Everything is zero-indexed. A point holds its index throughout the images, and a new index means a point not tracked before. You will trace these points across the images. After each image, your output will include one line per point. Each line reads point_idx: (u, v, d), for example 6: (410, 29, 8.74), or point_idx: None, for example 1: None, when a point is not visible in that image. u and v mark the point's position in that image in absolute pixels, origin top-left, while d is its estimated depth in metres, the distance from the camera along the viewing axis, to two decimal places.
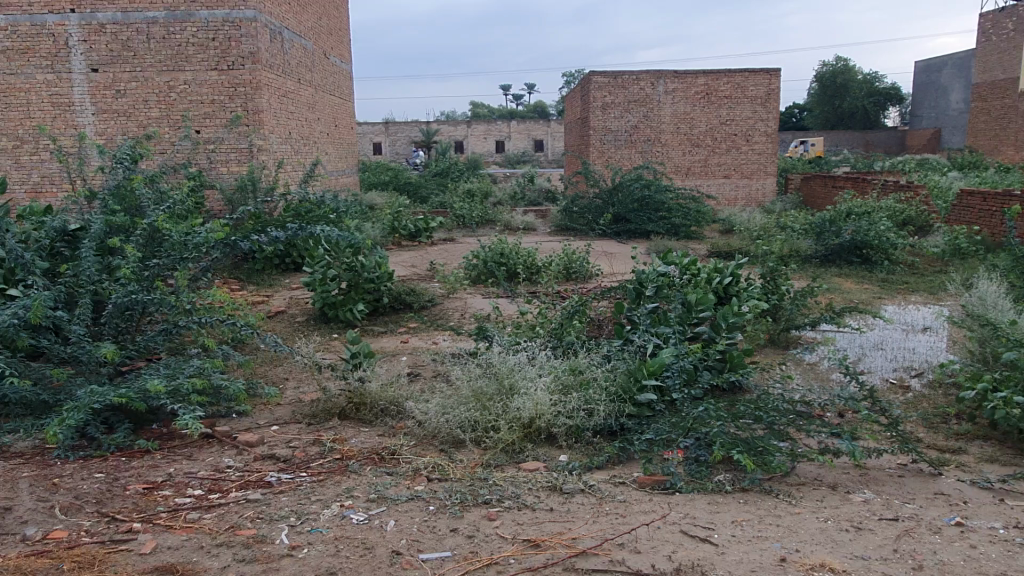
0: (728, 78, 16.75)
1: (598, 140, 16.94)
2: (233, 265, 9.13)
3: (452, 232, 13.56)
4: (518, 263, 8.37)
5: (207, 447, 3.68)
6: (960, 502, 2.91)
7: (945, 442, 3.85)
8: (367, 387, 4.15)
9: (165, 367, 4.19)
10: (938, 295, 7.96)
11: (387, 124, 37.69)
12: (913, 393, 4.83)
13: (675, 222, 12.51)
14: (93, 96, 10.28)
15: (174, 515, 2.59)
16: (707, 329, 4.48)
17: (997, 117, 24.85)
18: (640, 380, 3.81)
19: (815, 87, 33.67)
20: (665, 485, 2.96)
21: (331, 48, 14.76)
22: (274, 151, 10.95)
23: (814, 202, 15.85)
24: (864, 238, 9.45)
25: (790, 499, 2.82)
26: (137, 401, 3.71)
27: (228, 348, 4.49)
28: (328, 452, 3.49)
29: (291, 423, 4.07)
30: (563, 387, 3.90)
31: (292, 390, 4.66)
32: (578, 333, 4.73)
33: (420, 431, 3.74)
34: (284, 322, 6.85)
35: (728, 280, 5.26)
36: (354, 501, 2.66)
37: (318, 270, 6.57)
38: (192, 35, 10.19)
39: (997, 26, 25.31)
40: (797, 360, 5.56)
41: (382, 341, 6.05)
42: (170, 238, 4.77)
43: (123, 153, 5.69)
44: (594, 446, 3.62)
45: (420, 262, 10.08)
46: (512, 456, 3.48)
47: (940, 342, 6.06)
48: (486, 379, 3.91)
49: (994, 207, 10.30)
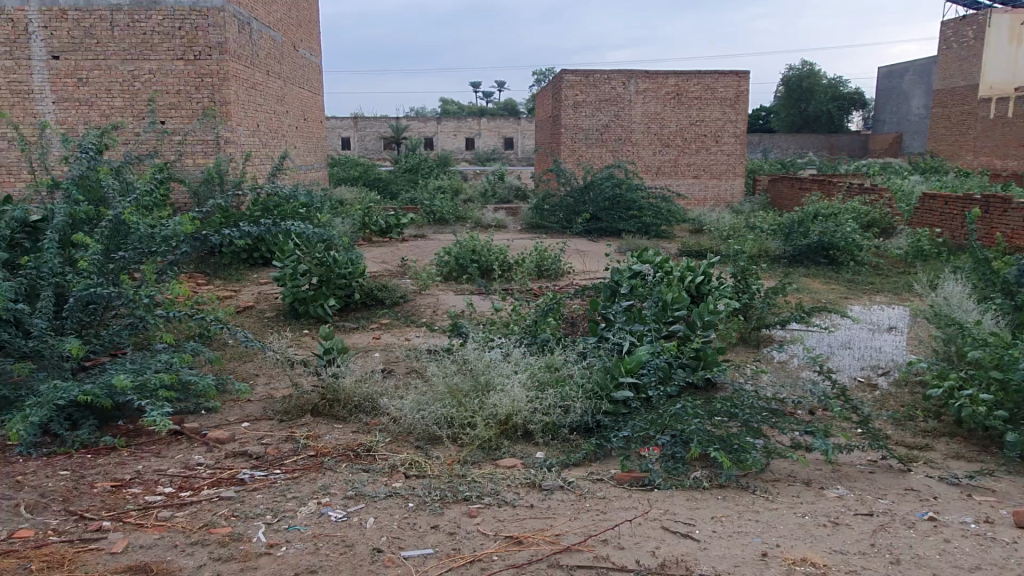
0: (698, 79, 16.92)
1: (569, 139, 16.99)
2: (199, 259, 8.96)
3: (423, 228, 13.50)
4: (491, 260, 8.35)
5: (176, 444, 3.60)
6: (931, 497, 2.97)
7: (914, 439, 3.93)
8: (341, 383, 4.10)
9: (132, 362, 4.08)
10: (903, 295, 8.14)
11: (356, 119, 37.32)
12: (880, 391, 4.92)
13: (646, 221, 12.59)
14: (54, 84, 9.98)
15: (145, 513, 2.52)
16: (682, 326, 4.51)
17: (956, 123, 25.50)
18: (617, 378, 3.80)
19: (782, 90, 34.16)
20: (643, 482, 2.96)
21: (300, 41, 14.56)
22: (242, 144, 10.78)
23: (781, 203, 16.11)
24: (831, 239, 9.64)
25: (767, 495, 2.84)
26: (103, 397, 3.61)
27: (198, 344, 4.40)
28: (302, 449, 3.44)
29: (262, 420, 4.00)
30: (539, 384, 3.88)
31: (262, 386, 4.58)
32: (553, 330, 4.72)
33: (395, 428, 3.70)
34: (253, 317, 6.74)
35: (700, 279, 5.31)
36: (331, 498, 2.62)
37: (288, 266, 6.49)
38: (158, 23, 9.99)
39: (957, 34, 26.02)
40: (768, 359, 5.63)
41: (354, 338, 5.98)
42: (138, 231, 4.67)
43: (88, 143, 5.55)
44: (570, 443, 3.61)
45: (391, 258, 10.01)
46: (488, 453, 3.46)
47: (904, 342, 6.20)
48: (461, 375, 3.89)
49: (955, 211, 10.56)
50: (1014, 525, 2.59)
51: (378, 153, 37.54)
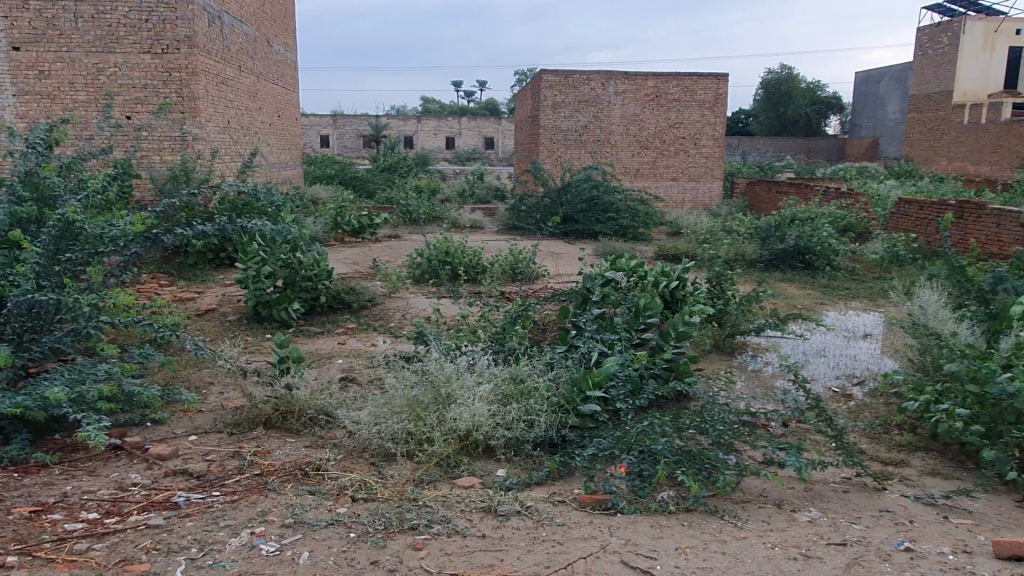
0: (677, 81, 16.86)
1: (548, 139, 16.83)
2: (163, 259, 8.68)
3: (398, 228, 13.26)
4: (463, 263, 8.17)
5: (114, 460, 3.38)
6: (906, 521, 2.84)
7: (889, 454, 3.81)
8: (295, 395, 3.89)
9: (72, 371, 3.86)
10: (879, 301, 8.08)
11: (335, 117, 36.90)
12: (855, 401, 4.82)
13: (623, 224, 12.48)
14: (13, 75, 9.60)
15: (59, 546, 2.33)
16: (654, 335, 4.36)
17: (930, 129, 25.73)
18: (584, 391, 3.63)
19: (761, 93, 34.31)
20: (606, 506, 2.79)
21: (274, 36, 14.26)
22: (211, 140, 10.49)
23: (758, 206, 16.10)
24: (807, 243, 9.57)
25: (735, 521, 2.69)
26: (35, 410, 3.38)
27: (145, 351, 4.18)
28: (247, 467, 3.24)
29: (211, 433, 3.80)
30: (503, 397, 3.70)
31: (215, 396, 4.37)
32: (521, 338, 4.55)
33: (349, 444, 3.51)
34: (214, 320, 6.50)
35: (675, 285, 5.16)
36: (266, 528, 2.43)
37: (251, 267, 6.22)
38: (124, 15, 9.67)
39: (932, 40, 26.24)
40: (741, 367, 5.51)
41: (317, 343, 5.78)
42: (85, 230, 4.43)
43: (37, 137, 5.27)
44: (533, 460, 3.43)
45: (362, 259, 9.80)
46: (446, 471, 3.28)
47: (880, 351, 6.10)
48: (421, 387, 3.70)
49: (930, 217, 10.54)
50: (993, 556, 2.47)
51: (357, 151, 37.18)
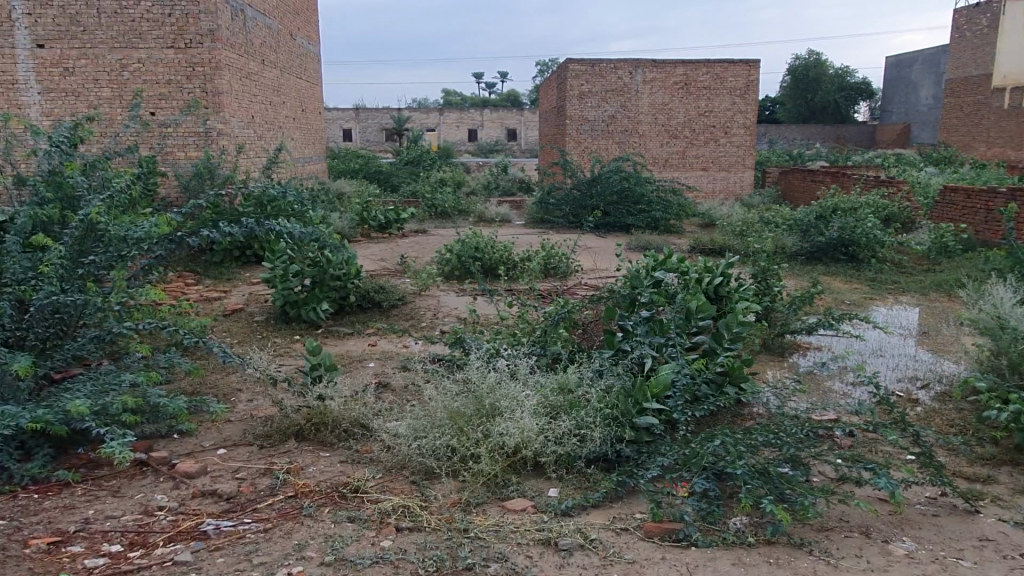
0: (707, 69, 16.41)
1: (574, 129, 16.47)
2: (189, 258, 8.53)
3: (424, 223, 13.03)
4: (494, 259, 7.92)
5: (139, 478, 3.17)
6: (1013, 554, 2.56)
7: (973, 469, 3.49)
8: (328, 405, 3.66)
9: (95, 380, 3.65)
10: (931, 296, 7.67)
11: (358, 111, 36.82)
12: (923, 407, 4.48)
13: (655, 216, 12.14)
14: (38, 73, 9.50)
15: None
16: (708, 338, 4.08)
17: (968, 113, 24.91)
18: (640, 403, 3.36)
19: (788, 80, 33.56)
20: (676, 537, 2.56)
21: (297, 29, 14.09)
22: (235, 136, 10.32)
23: (792, 196, 15.63)
24: (851, 235, 9.17)
25: (828, 558, 2.48)
26: (56, 425, 3.16)
27: (171, 358, 3.96)
28: (280, 486, 3.02)
29: (241, 446, 3.58)
30: (551, 409, 3.44)
31: (243, 405, 4.16)
32: (565, 342, 4.28)
33: (388, 460, 3.28)
34: (241, 321, 6.31)
35: (722, 281, 4.86)
36: (304, 566, 2.27)
37: (279, 266, 6.04)
38: (146, 10, 9.52)
39: (969, 22, 25.36)
40: (794, 369, 5.19)
41: (348, 345, 5.56)
42: (106, 232, 4.22)
43: (60, 135, 5.09)
44: (587, 479, 3.17)
45: (390, 255, 9.58)
46: (494, 491, 3.03)
47: (941, 351, 5.74)
48: (463, 398, 3.45)
49: (979, 205, 10.07)
50: None
51: (379, 144, 37.04)
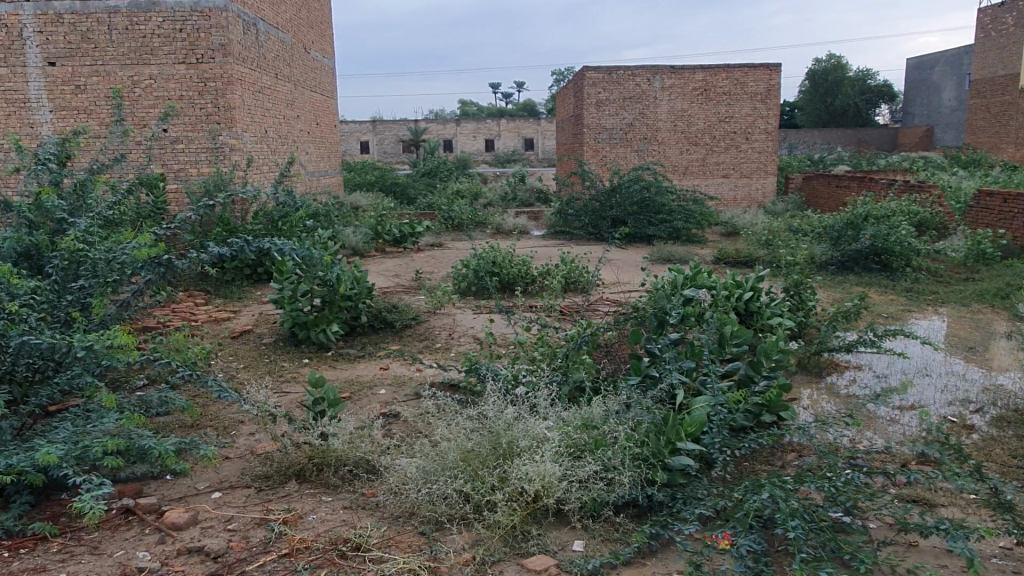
0: (727, 73, 16.04)
1: (591, 138, 16.16)
2: (199, 277, 8.30)
3: (440, 236, 12.74)
4: (512, 272, 7.59)
5: (122, 531, 2.90)
6: None
7: None
8: (330, 444, 3.34)
9: (77, 423, 3.36)
10: (972, 308, 7.23)
11: (375, 124, 36.82)
12: (980, 434, 4.06)
13: (677, 226, 11.77)
14: (50, 92, 9.37)
15: None
16: (742, 364, 3.72)
17: (996, 114, 24.23)
18: (672, 443, 3.05)
19: (806, 85, 33.07)
20: None
21: (310, 43, 13.90)
22: (248, 151, 10.10)
23: (817, 202, 15.18)
24: (884, 243, 8.74)
25: None
26: (32, 473, 2.91)
27: (163, 392, 3.65)
28: (274, 543, 2.77)
29: (239, 488, 3.29)
30: (575, 448, 3.12)
31: (244, 440, 3.88)
32: (589, 368, 3.92)
33: (394, 508, 2.99)
34: (249, 342, 6.05)
35: (749, 296, 4.55)
36: None
37: (286, 287, 5.70)
38: (158, 26, 9.36)
39: (995, 21, 24.73)
40: (833, 392, 4.79)
41: (358, 369, 5.28)
42: (89, 257, 3.90)
43: (47, 152, 4.94)
44: (614, 528, 2.88)
45: (404, 271, 9.32)
46: (512, 546, 2.75)
47: (992, 369, 5.31)
48: (477, 436, 3.14)
49: (1016, 209, 9.57)
50: None
51: (396, 156, 36.98)
